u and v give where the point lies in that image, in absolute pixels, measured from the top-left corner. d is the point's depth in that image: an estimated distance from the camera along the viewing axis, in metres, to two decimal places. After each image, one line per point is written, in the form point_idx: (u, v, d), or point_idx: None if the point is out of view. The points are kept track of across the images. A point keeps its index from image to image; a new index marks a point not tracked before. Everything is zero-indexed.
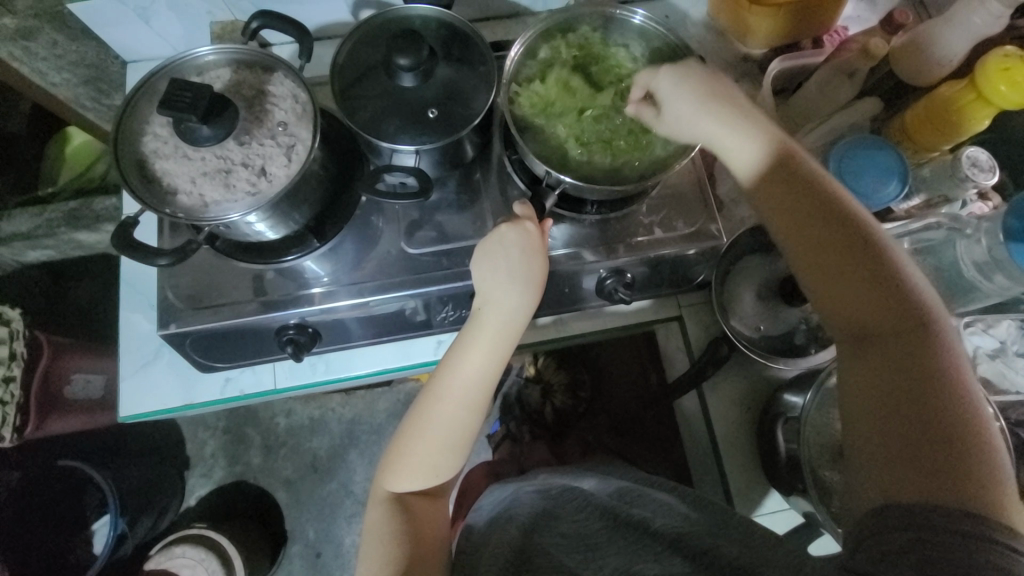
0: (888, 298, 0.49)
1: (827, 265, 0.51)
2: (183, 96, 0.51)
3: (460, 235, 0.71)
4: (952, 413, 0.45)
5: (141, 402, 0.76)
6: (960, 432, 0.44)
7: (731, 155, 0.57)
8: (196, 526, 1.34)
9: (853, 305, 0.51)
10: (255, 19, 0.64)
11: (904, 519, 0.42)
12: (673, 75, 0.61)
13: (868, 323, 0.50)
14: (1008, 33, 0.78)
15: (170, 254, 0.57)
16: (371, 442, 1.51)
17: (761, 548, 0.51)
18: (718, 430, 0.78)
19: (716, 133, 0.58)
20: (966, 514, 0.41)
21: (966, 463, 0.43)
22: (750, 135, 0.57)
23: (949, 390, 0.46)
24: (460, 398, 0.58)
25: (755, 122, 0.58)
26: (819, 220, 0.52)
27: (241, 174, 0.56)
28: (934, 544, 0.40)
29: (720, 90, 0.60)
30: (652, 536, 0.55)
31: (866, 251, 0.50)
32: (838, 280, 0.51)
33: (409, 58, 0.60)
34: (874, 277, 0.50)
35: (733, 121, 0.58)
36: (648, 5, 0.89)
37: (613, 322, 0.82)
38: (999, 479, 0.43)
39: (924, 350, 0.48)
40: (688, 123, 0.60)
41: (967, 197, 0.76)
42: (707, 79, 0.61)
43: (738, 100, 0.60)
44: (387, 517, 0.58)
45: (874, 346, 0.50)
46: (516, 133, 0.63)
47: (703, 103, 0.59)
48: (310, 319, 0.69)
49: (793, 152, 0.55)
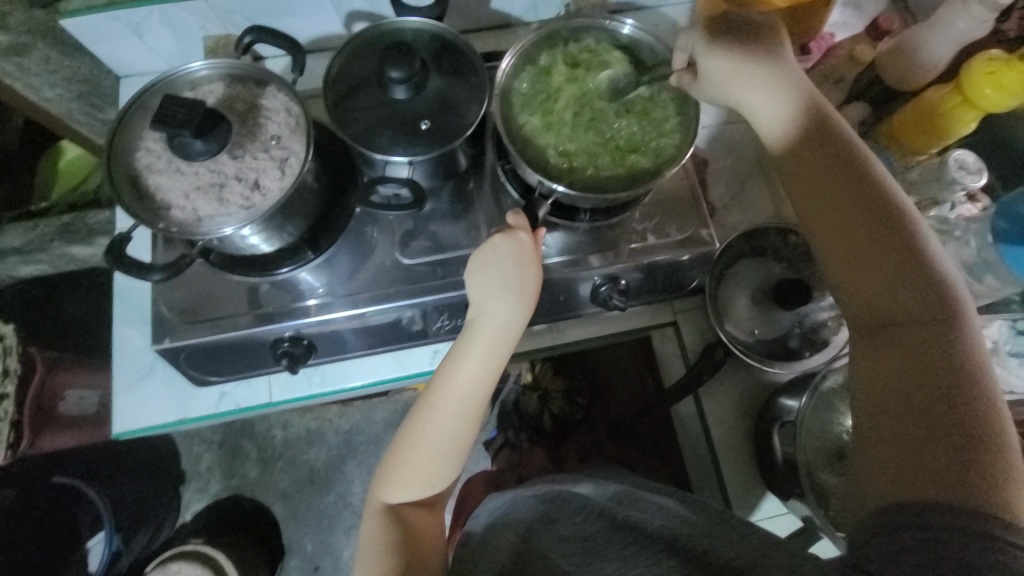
0: (912, 286, 0.47)
1: (848, 248, 0.50)
2: (176, 112, 0.52)
3: (454, 245, 0.72)
4: (972, 411, 0.43)
5: (135, 418, 0.75)
6: (979, 433, 0.42)
7: (766, 121, 0.58)
8: (191, 542, 1.32)
9: (875, 291, 0.49)
10: (248, 33, 0.65)
11: (911, 517, 0.41)
12: (705, 35, 0.59)
13: (888, 310, 0.48)
14: (991, 38, 0.79)
15: (164, 269, 0.57)
16: (368, 453, 1.50)
17: (758, 549, 0.48)
18: (715, 435, 0.78)
19: (752, 104, 0.58)
20: (975, 515, 0.39)
21: (984, 464, 0.41)
22: (786, 109, 0.56)
23: (968, 384, 0.44)
24: (456, 407, 0.58)
25: (792, 96, 0.56)
26: (844, 203, 0.51)
27: (235, 188, 0.56)
28: (940, 544, 0.39)
29: (764, 53, 0.57)
30: (650, 539, 0.53)
31: (893, 237, 0.49)
32: (862, 265, 0.49)
33: (401, 71, 0.60)
34: (898, 264, 0.48)
35: (772, 92, 0.57)
36: (637, 14, 0.90)
37: (608, 328, 0.83)
38: (1016, 482, 0.41)
39: (944, 341, 0.45)
40: (723, 80, 0.58)
41: (954, 198, 0.73)
42: (754, 41, 0.58)
43: (785, 66, 0.57)
44: (383, 528, 0.57)
45: (893, 334, 0.47)
46: (509, 144, 0.64)
47: (743, 63, 0.57)
48: (305, 332, 0.69)
49: (823, 134, 0.54)
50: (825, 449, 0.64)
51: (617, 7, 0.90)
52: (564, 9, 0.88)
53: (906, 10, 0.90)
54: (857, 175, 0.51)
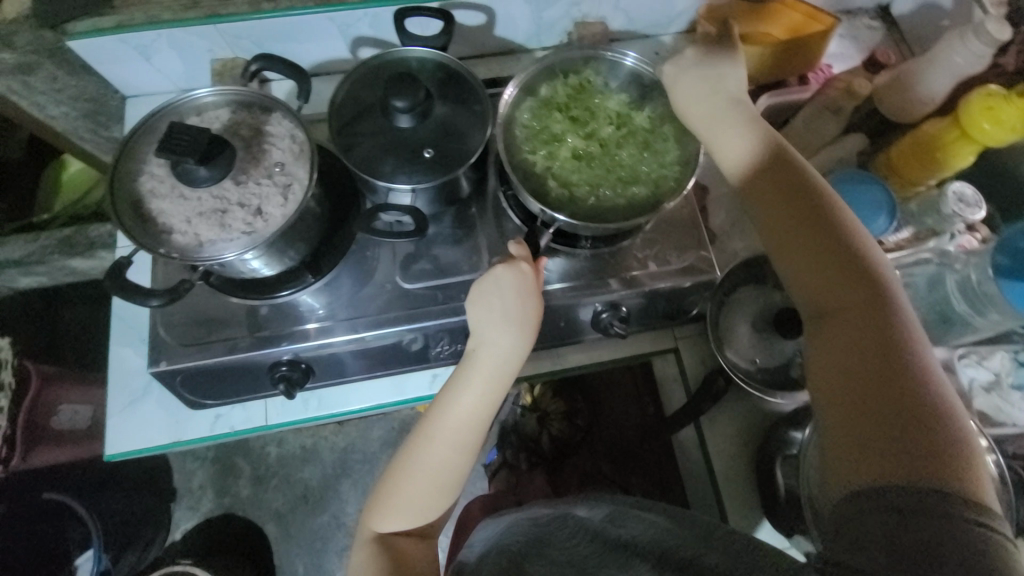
0: (852, 276, 0.49)
1: (793, 243, 0.52)
2: (181, 139, 0.52)
3: (455, 269, 0.72)
4: (920, 393, 0.44)
5: (128, 440, 0.74)
6: (928, 412, 0.43)
7: (715, 143, 0.60)
8: (180, 562, 1.29)
9: (820, 284, 0.51)
10: (255, 61, 0.66)
11: (873, 502, 0.40)
12: (675, 73, 0.64)
13: (833, 302, 0.50)
14: (990, 72, 0.80)
15: (164, 294, 0.57)
16: (363, 472, 1.48)
17: (747, 557, 0.47)
18: (717, 464, 0.77)
19: (704, 127, 0.62)
20: (927, 494, 0.39)
21: (934, 442, 0.41)
22: (743, 129, 0.59)
23: (913, 365, 0.45)
24: (452, 437, 0.57)
25: (749, 117, 0.60)
26: (786, 204, 0.53)
27: (237, 214, 0.56)
28: (902, 527, 0.39)
29: (716, 82, 0.62)
30: (640, 556, 0.51)
31: (831, 232, 0.51)
32: (808, 260, 0.51)
33: (406, 99, 0.61)
34: (837, 255, 0.50)
35: (720, 113, 0.61)
36: (638, 43, 0.92)
37: (609, 354, 0.82)
38: (969, 459, 0.41)
39: (887, 325, 0.47)
40: (689, 109, 0.63)
41: (954, 229, 0.74)
42: (711, 70, 0.63)
43: (733, 90, 0.62)
44: (374, 560, 0.56)
45: (841, 325, 0.49)
46: (511, 172, 0.64)
47: (693, 92, 0.63)
48: (303, 355, 0.68)
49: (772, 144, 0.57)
50: None
51: (619, 35, 0.91)
52: (566, 37, 0.89)
53: (903, 43, 0.92)
54: (795, 177, 0.55)
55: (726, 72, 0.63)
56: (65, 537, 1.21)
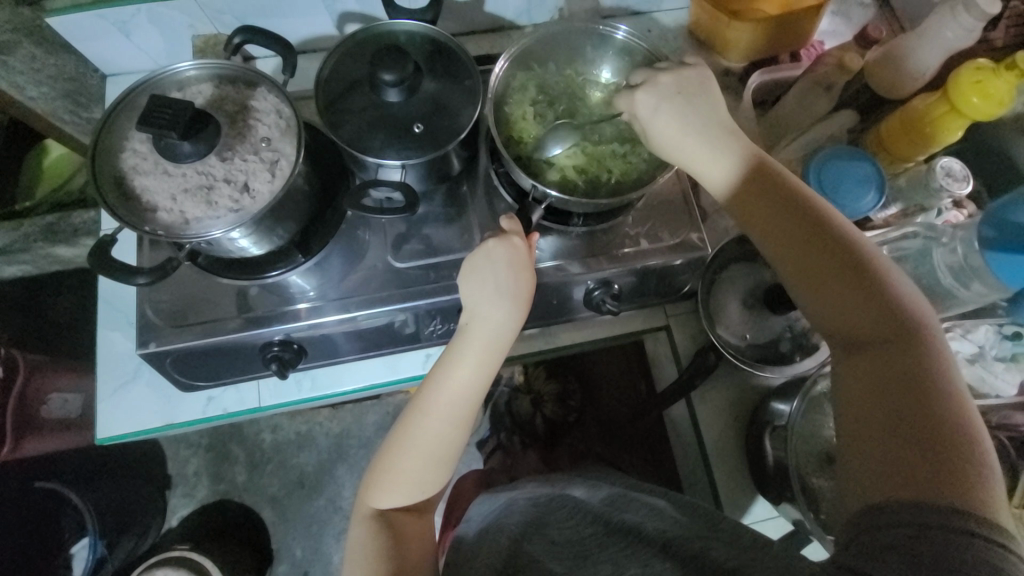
0: (878, 305, 0.49)
1: (816, 277, 0.51)
2: (163, 113, 0.51)
3: (446, 248, 0.71)
4: (947, 419, 0.44)
5: (120, 424, 0.74)
6: (956, 438, 0.44)
7: (717, 184, 0.57)
8: (177, 547, 1.31)
9: (848, 313, 0.50)
10: (238, 34, 0.64)
11: (896, 515, 0.41)
12: (652, 97, 0.59)
13: (862, 330, 0.50)
14: (978, 47, 0.81)
15: (150, 272, 0.56)
16: (359, 456, 1.48)
17: (753, 549, 0.49)
18: (707, 438, 0.78)
19: (704, 161, 0.57)
20: (952, 513, 0.40)
21: (962, 468, 0.42)
22: (723, 154, 0.57)
23: (938, 393, 0.46)
24: (447, 413, 0.57)
25: (731, 144, 0.57)
26: (808, 235, 0.52)
27: (223, 190, 0.55)
28: (925, 542, 0.40)
29: (698, 107, 0.58)
30: (645, 542, 0.52)
31: (852, 263, 0.50)
32: (835, 291, 0.50)
33: (394, 73, 0.60)
34: (863, 284, 0.50)
35: (717, 146, 0.57)
36: (630, 19, 0.91)
37: (601, 332, 0.82)
38: (988, 480, 0.42)
39: (914, 353, 0.48)
40: (668, 146, 0.59)
41: (942, 204, 0.77)
42: (691, 86, 0.60)
43: (720, 114, 0.59)
44: (374, 535, 0.57)
45: (867, 352, 0.49)
46: (502, 149, 0.63)
47: (689, 126, 0.58)
48: (296, 336, 0.68)
49: (771, 174, 0.55)
50: (815, 455, 0.66)
51: (611, 12, 0.90)
52: (557, 14, 0.88)
53: (894, 20, 0.91)
54: (817, 208, 0.53)
55: (713, 95, 0.60)
56: (61, 525, 1.24)
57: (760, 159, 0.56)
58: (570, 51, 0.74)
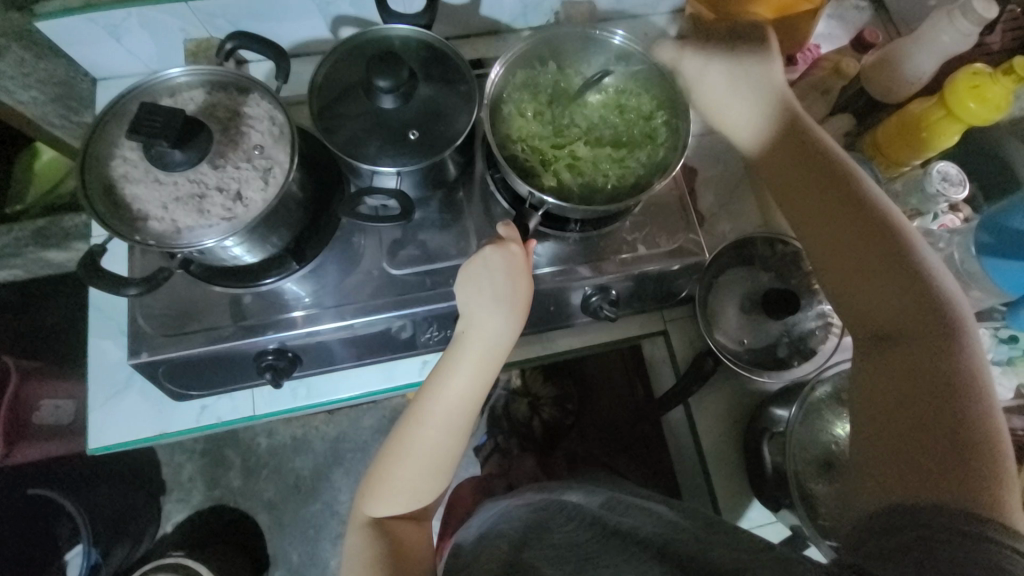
0: (907, 301, 0.51)
1: (849, 265, 0.53)
2: (153, 121, 0.50)
3: (443, 254, 0.71)
4: (967, 420, 0.45)
5: (111, 434, 0.73)
6: (973, 440, 0.44)
7: (743, 132, 0.66)
8: (172, 554, 1.28)
9: (875, 306, 0.52)
10: (230, 39, 0.63)
11: (906, 515, 0.42)
12: (700, 59, 0.68)
13: (890, 324, 0.51)
14: (976, 51, 0.82)
15: (140, 282, 0.55)
16: (356, 460, 1.47)
17: (748, 551, 0.48)
18: (704, 443, 0.78)
19: (733, 115, 0.66)
20: (963, 514, 0.40)
21: (976, 469, 0.43)
22: (753, 106, 0.65)
23: (962, 394, 0.46)
24: (444, 422, 0.57)
25: (766, 101, 0.64)
26: (841, 222, 0.55)
27: (215, 199, 0.54)
28: (931, 541, 0.40)
29: (744, 66, 0.67)
30: (639, 544, 0.52)
31: (883, 256, 0.52)
32: (865, 282, 0.52)
33: (389, 79, 0.59)
34: (893, 279, 0.52)
35: (749, 103, 0.65)
36: (627, 22, 0.90)
37: (599, 338, 0.82)
38: (1003, 484, 0.43)
39: (940, 352, 0.48)
40: (706, 98, 0.68)
41: (937, 209, 0.77)
42: (748, 59, 0.67)
43: (776, 81, 0.65)
44: (369, 543, 0.56)
45: (892, 346, 0.51)
46: (497, 154, 0.63)
47: (731, 81, 0.66)
48: (290, 344, 0.67)
49: (805, 153, 0.59)
50: (814, 461, 0.66)
51: (608, 15, 0.89)
52: (553, 17, 0.87)
53: (890, 23, 0.92)
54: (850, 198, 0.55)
55: (770, 62, 0.66)
56: (56, 531, 1.22)
57: (794, 123, 0.62)
58: (567, 55, 0.73)
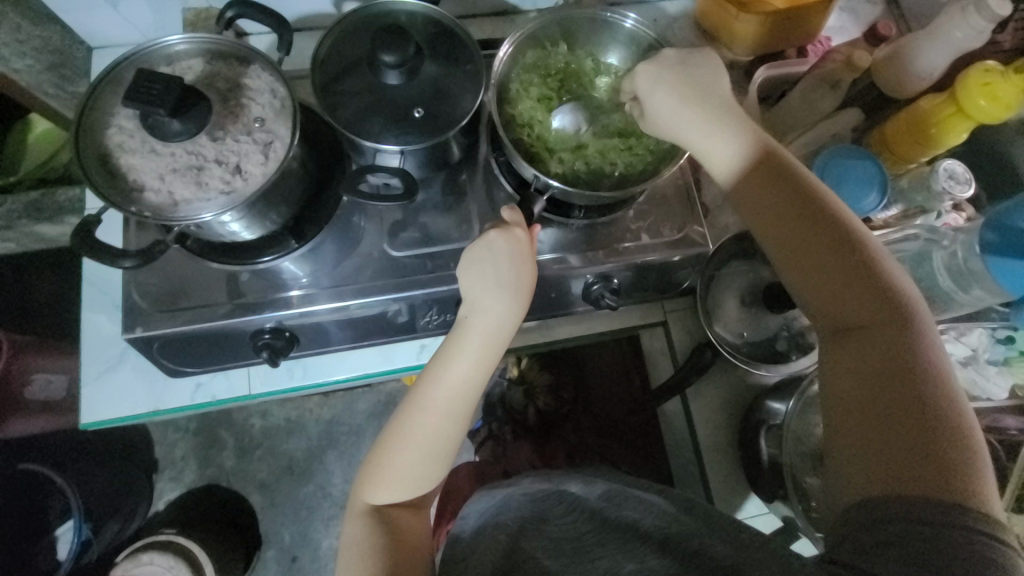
0: (872, 292, 0.49)
1: (812, 264, 0.51)
2: (150, 88, 0.49)
3: (444, 237, 0.70)
4: (938, 410, 0.45)
5: (106, 409, 0.72)
6: (950, 432, 0.44)
7: (710, 147, 0.57)
8: (164, 531, 1.29)
9: (841, 303, 0.50)
10: (231, 7, 0.61)
11: (889, 510, 0.42)
12: (650, 72, 0.59)
13: (855, 320, 0.50)
14: (986, 48, 0.81)
15: (136, 255, 0.54)
16: (350, 444, 1.47)
17: (750, 549, 0.48)
18: (701, 433, 0.78)
19: (699, 135, 0.57)
20: (943, 506, 0.40)
21: (955, 461, 0.42)
22: (718, 124, 0.57)
23: (929, 382, 0.46)
24: (444, 407, 0.56)
25: (728, 118, 0.57)
26: (803, 225, 0.52)
27: (214, 172, 0.53)
28: (918, 535, 0.40)
29: (698, 80, 0.59)
30: (641, 538, 0.53)
31: (845, 249, 0.50)
32: (830, 279, 0.50)
33: (395, 55, 0.57)
34: (857, 270, 0.50)
35: (712, 116, 0.57)
36: (637, 7, 0.89)
37: (598, 327, 0.82)
38: (979, 470, 0.43)
39: (906, 342, 0.48)
40: (656, 119, 0.60)
41: (942, 208, 0.77)
42: (697, 69, 0.59)
43: (724, 96, 0.59)
44: (369, 531, 0.56)
45: (859, 339, 0.49)
46: (503, 135, 0.62)
47: (686, 97, 0.58)
48: (287, 323, 0.67)
49: (771, 156, 0.55)
50: (808, 455, 0.66)
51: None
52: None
53: (901, 19, 0.91)
54: (812, 193, 0.53)
55: (715, 74, 0.60)
56: (48, 508, 1.24)
57: (757, 135, 0.56)
58: (577, 36, 0.72)
